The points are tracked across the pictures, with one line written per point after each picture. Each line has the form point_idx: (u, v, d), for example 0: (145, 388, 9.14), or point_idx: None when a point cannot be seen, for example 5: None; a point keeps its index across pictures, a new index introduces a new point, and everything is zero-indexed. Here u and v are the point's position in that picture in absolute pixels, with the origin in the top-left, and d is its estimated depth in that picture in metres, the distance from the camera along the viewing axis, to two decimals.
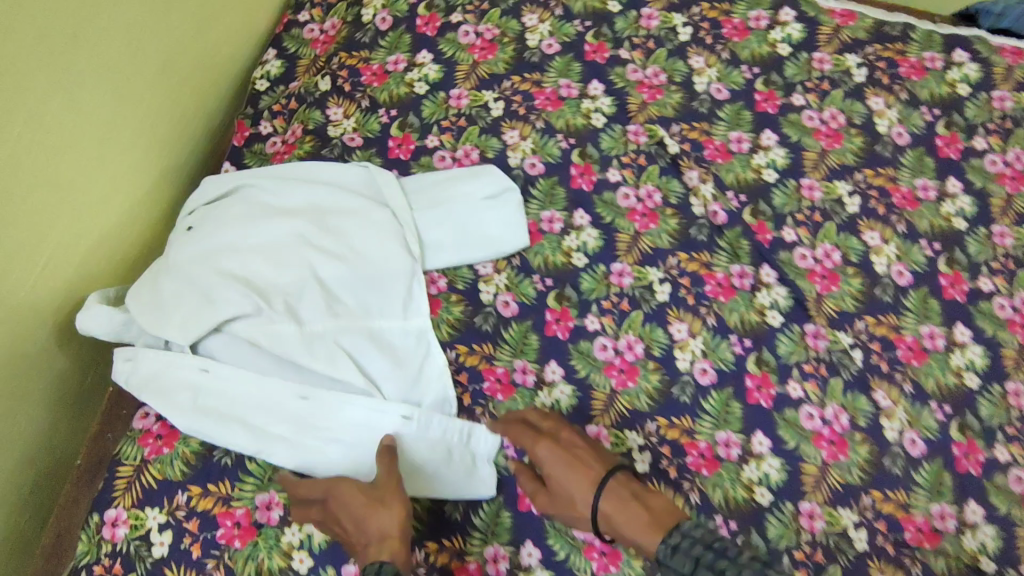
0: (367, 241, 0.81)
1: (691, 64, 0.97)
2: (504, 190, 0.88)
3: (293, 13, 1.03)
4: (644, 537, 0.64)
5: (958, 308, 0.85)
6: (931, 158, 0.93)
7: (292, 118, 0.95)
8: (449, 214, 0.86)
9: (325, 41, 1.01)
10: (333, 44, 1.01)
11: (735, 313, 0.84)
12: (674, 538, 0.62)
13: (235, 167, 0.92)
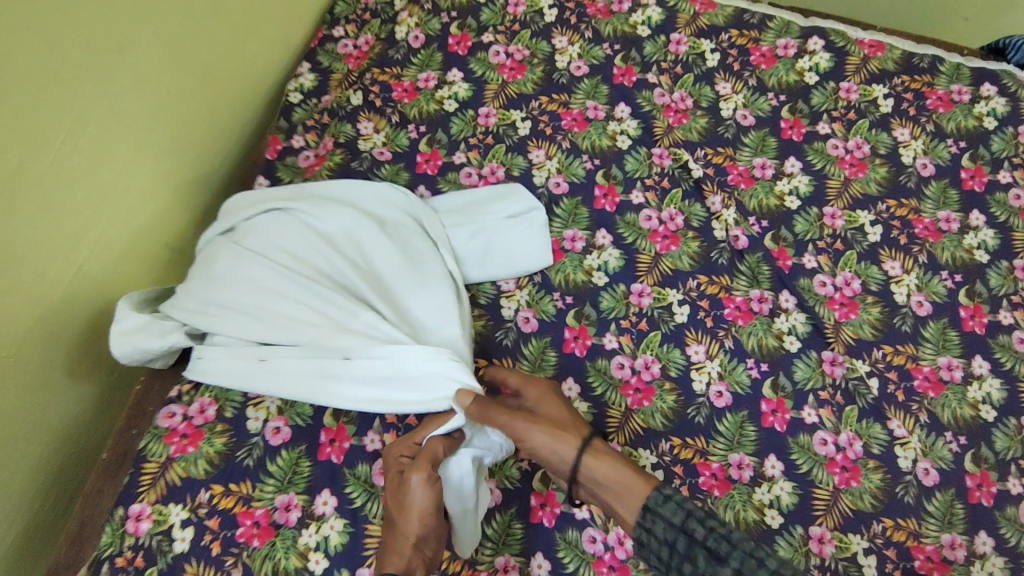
0: (414, 267, 0.83)
1: (717, 90, 0.99)
2: (528, 211, 0.90)
3: (327, 28, 1.06)
4: (630, 474, 0.63)
5: (977, 340, 0.86)
6: (954, 190, 0.93)
7: (324, 132, 0.97)
8: (473, 235, 0.88)
9: (358, 57, 1.04)
10: (366, 61, 1.04)
11: (752, 337, 0.85)
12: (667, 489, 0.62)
13: (269, 181, 0.93)
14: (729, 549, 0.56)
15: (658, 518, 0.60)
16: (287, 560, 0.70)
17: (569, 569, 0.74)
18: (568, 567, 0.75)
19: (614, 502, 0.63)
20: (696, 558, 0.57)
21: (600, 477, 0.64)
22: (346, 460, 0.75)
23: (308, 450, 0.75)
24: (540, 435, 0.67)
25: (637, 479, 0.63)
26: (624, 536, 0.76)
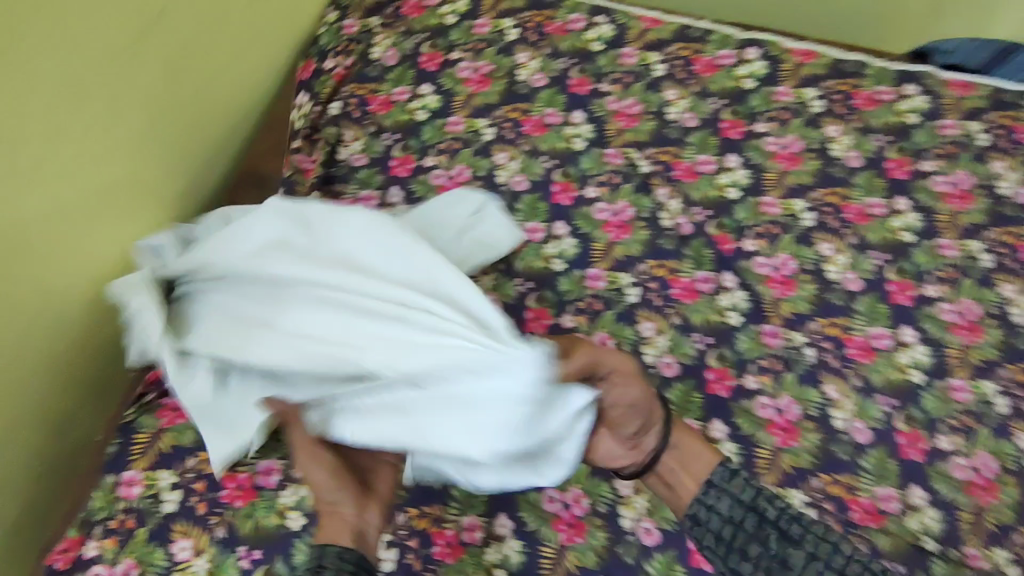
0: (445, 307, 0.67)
1: (664, 97, 1.09)
2: (482, 204, 0.95)
3: (317, 61, 1.12)
4: (702, 453, 0.74)
5: (905, 312, 0.93)
6: (881, 179, 1.02)
7: (315, 149, 1.06)
8: (467, 236, 0.92)
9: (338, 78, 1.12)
10: (348, 83, 1.13)
11: (698, 314, 0.93)
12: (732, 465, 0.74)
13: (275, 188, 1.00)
14: (801, 533, 0.70)
15: (727, 500, 0.72)
16: (267, 518, 0.76)
17: (531, 528, 0.82)
18: (529, 527, 0.82)
19: (677, 476, 0.74)
20: (764, 538, 0.70)
21: (674, 456, 0.74)
22: None
23: None
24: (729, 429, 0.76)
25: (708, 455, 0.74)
26: (580, 496, 0.83)
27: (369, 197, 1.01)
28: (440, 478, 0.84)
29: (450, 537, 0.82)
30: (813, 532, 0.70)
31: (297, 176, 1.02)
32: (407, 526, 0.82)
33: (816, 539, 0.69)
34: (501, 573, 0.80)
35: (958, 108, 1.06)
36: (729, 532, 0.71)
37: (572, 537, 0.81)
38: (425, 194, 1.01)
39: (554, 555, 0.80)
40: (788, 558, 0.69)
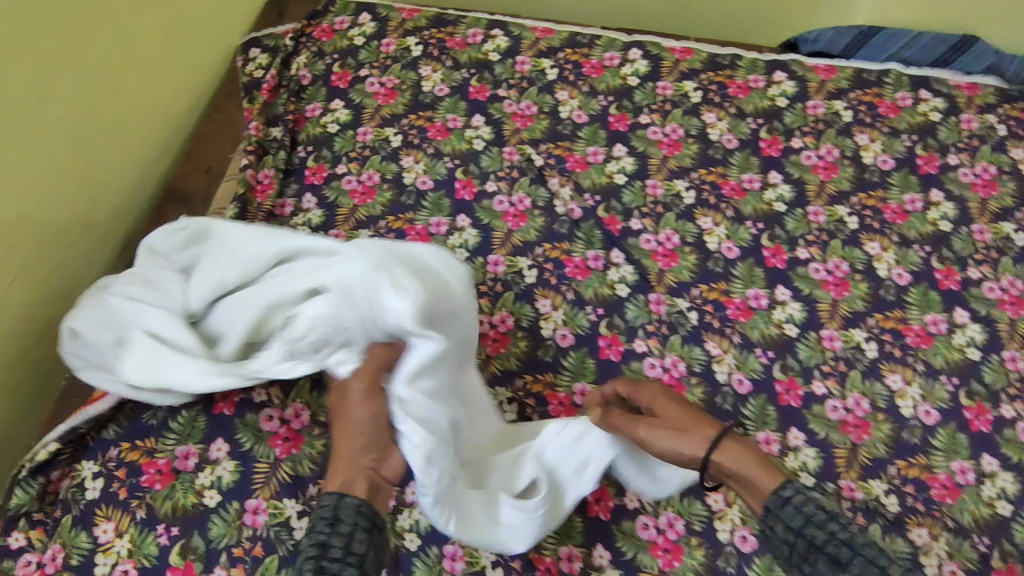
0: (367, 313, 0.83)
1: (556, 97, 1.18)
2: None
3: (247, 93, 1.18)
4: (761, 475, 0.75)
5: (779, 274, 1.02)
6: (755, 158, 1.12)
7: (267, 159, 1.11)
8: None
9: (268, 91, 1.17)
10: (280, 96, 1.17)
11: (590, 289, 1.01)
12: (784, 490, 0.73)
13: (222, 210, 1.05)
14: (851, 556, 0.67)
15: (778, 523, 0.72)
16: (185, 498, 0.82)
17: None
18: None
19: (746, 491, 0.77)
20: (815, 560, 0.69)
21: (740, 476, 0.77)
22: (236, 412, 0.87)
23: (204, 408, 0.87)
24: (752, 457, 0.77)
25: (764, 479, 0.75)
26: None
27: (284, 205, 1.08)
28: None
29: None
30: (864, 553, 0.67)
31: (248, 192, 1.06)
32: None
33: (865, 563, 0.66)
34: (412, 537, 0.85)
35: (822, 90, 1.17)
36: (784, 550, 0.71)
37: None
38: (337, 198, 1.08)
39: None
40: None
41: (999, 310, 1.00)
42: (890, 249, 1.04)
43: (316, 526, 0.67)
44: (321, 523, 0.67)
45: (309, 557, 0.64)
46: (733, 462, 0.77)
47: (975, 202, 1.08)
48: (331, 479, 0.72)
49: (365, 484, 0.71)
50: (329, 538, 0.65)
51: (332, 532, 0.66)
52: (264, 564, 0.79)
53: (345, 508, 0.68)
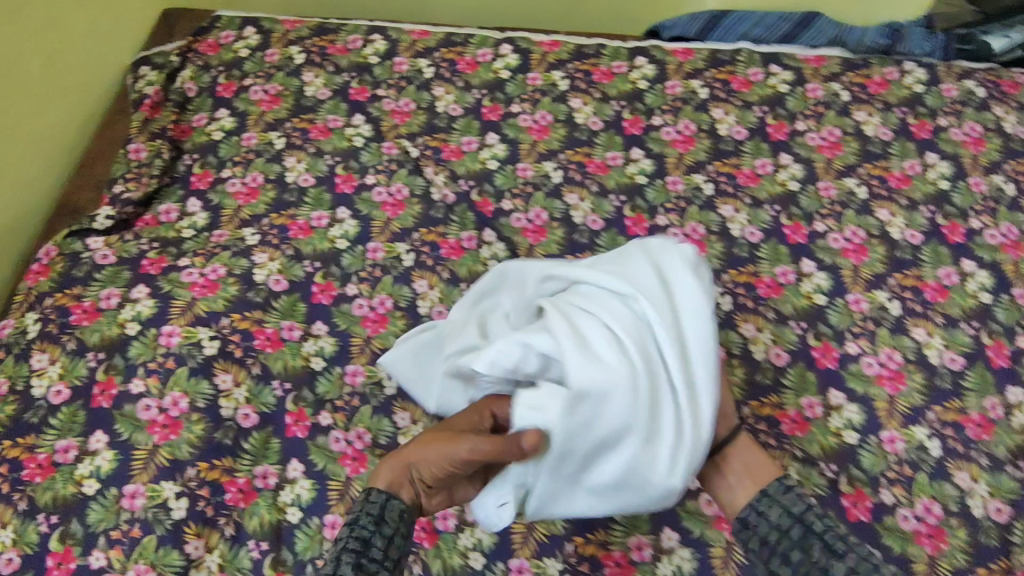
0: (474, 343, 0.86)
1: (433, 94, 1.25)
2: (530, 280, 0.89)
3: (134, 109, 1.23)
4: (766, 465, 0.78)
5: (641, 240, 1.09)
6: (619, 137, 1.19)
7: (145, 167, 1.15)
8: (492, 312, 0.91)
9: (150, 107, 1.23)
10: (163, 110, 1.23)
11: (464, 267, 1.07)
12: (789, 480, 0.75)
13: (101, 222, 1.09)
14: (846, 549, 0.66)
15: (775, 506, 0.73)
16: (65, 488, 0.86)
17: (319, 467, 0.92)
18: (318, 466, 0.92)
19: (741, 476, 0.78)
20: (809, 548, 0.67)
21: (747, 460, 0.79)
22: (114, 403, 0.91)
23: (84, 403, 0.91)
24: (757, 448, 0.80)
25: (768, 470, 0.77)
26: (363, 434, 0.95)
27: (169, 211, 1.12)
28: (230, 434, 0.91)
29: (242, 484, 0.89)
30: (857, 550, 0.66)
31: (129, 205, 1.11)
32: (198, 478, 0.88)
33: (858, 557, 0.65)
34: (293, 510, 0.89)
35: (680, 71, 1.25)
36: (770, 535, 0.71)
37: (356, 468, 0.92)
38: (221, 201, 1.13)
39: (341, 487, 0.91)
40: (829, 567, 0.65)
41: (843, 258, 1.08)
42: (743, 211, 1.12)
43: (361, 521, 0.69)
44: (366, 519, 0.69)
45: (351, 549, 0.66)
46: (743, 457, 0.79)
47: (821, 162, 1.17)
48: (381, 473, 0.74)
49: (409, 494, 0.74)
50: (373, 536, 0.68)
51: (376, 531, 0.68)
52: (142, 544, 0.83)
53: (392, 509, 0.71)
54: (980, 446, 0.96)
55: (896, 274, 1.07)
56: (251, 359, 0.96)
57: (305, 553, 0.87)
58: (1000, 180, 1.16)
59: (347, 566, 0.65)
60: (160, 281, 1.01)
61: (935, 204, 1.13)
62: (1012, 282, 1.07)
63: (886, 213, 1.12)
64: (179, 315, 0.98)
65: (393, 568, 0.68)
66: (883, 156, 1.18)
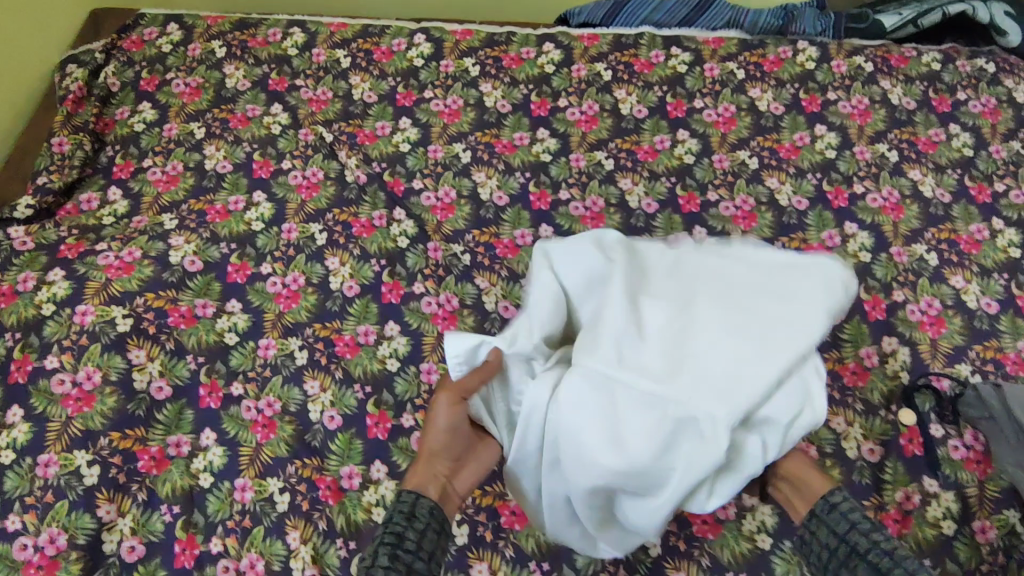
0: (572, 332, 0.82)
1: (350, 82, 1.30)
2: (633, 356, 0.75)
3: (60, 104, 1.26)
4: (815, 479, 0.80)
5: (543, 214, 1.15)
6: (526, 118, 1.25)
7: (67, 158, 1.19)
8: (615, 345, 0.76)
9: (74, 101, 1.25)
10: (86, 104, 1.26)
11: (375, 244, 1.12)
12: (834, 498, 0.77)
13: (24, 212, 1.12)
14: (892, 565, 0.68)
15: (824, 526, 0.75)
16: None
17: (231, 435, 0.96)
18: (229, 434, 0.96)
19: (798, 494, 0.81)
20: (856, 568, 0.70)
21: (797, 478, 0.81)
22: (29, 379, 0.96)
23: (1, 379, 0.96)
24: (796, 466, 0.82)
25: (820, 483, 0.79)
26: (273, 402, 0.99)
27: (90, 200, 1.16)
28: (142, 405, 0.96)
29: (155, 452, 0.94)
30: (904, 565, 0.68)
31: (53, 195, 1.15)
32: (110, 447, 0.93)
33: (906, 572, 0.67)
34: (205, 476, 0.93)
35: (585, 55, 1.32)
36: (824, 554, 0.74)
37: (266, 434, 0.96)
38: (141, 189, 1.17)
39: (251, 452, 0.95)
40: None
41: (733, 225, 1.15)
42: (640, 183, 1.18)
43: (394, 518, 0.73)
44: (399, 517, 0.73)
45: (387, 543, 0.70)
46: (794, 474, 0.81)
47: (716, 136, 1.24)
48: (412, 476, 0.79)
49: (437, 490, 0.78)
50: (406, 530, 0.72)
51: (409, 526, 0.72)
52: (55, 508, 0.88)
53: (422, 506, 0.75)
54: (856, 393, 1.02)
55: (783, 238, 1.14)
56: (165, 335, 1.01)
57: (216, 515, 0.91)
58: (884, 148, 1.23)
59: (382, 559, 0.68)
60: (77, 264, 1.06)
61: (822, 172, 1.20)
62: (890, 242, 1.14)
63: (775, 181, 1.19)
64: (94, 295, 1.03)
65: (428, 558, 0.71)
66: (775, 129, 1.25)
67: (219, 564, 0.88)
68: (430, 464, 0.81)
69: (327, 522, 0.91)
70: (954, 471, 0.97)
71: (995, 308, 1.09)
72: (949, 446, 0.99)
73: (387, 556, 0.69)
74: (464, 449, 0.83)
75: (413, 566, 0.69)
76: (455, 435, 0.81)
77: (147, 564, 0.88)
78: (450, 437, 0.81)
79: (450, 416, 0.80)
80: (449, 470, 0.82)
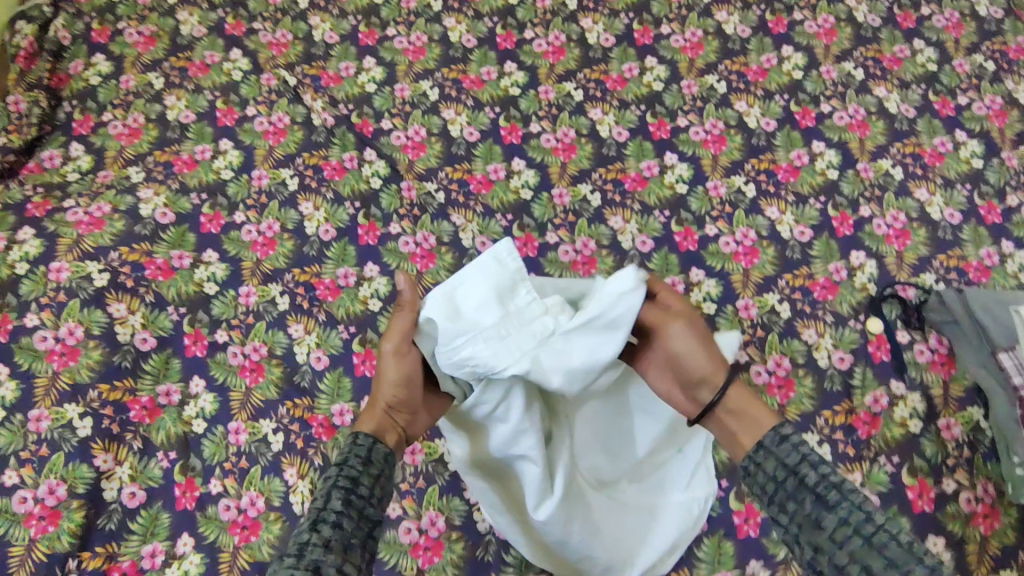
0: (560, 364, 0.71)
1: (309, 23, 1.26)
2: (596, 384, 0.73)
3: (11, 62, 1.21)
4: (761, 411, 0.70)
5: (515, 148, 1.15)
6: (492, 52, 1.24)
7: (24, 117, 1.15)
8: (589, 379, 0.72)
9: (25, 58, 1.21)
10: (38, 61, 1.21)
11: (347, 186, 1.12)
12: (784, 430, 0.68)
13: None
14: (838, 498, 0.61)
15: (771, 457, 0.67)
16: None
17: (219, 381, 0.98)
18: (218, 381, 0.98)
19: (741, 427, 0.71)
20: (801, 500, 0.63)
21: (733, 410, 0.72)
22: (10, 337, 0.96)
23: None
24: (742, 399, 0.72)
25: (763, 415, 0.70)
26: (259, 346, 1.00)
27: (52, 156, 1.13)
28: (129, 357, 0.97)
29: (145, 402, 0.95)
30: (851, 499, 0.61)
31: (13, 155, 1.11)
32: (100, 400, 0.94)
33: (851, 506, 0.60)
34: (198, 422, 0.95)
35: None
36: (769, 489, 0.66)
37: (255, 378, 0.98)
38: (103, 143, 1.14)
39: (242, 396, 0.97)
40: (822, 520, 0.61)
41: (703, 149, 1.16)
42: (610, 113, 1.18)
43: (349, 461, 0.67)
44: (355, 461, 0.67)
45: (341, 487, 0.64)
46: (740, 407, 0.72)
47: (684, 62, 1.23)
48: (364, 424, 0.73)
49: (394, 437, 0.73)
50: (361, 475, 0.66)
51: (364, 471, 0.66)
52: (51, 461, 0.90)
53: (379, 452, 0.69)
54: (826, 306, 1.04)
55: (752, 160, 1.15)
56: (144, 288, 1.02)
57: (213, 459, 0.93)
58: (850, 67, 1.23)
59: (337, 501, 0.62)
60: (45, 222, 1.05)
61: (790, 92, 1.21)
62: (857, 158, 1.15)
63: (744, 104, 1.20)
64: (66, 252, 1.02)
65: (380, 503, 0.66)
66: (742, 52, 1.24)
67: (220, 503, 0.91)
68: (385, 413, 0.74)
69: (322, 457, 0.93)
70: (919, 374, 1.00)
71: (959, 219, 1.11)
72: (915, 351, 1.01)
73: (341, 500, 0.62)
74: (421, 400, 0.78)
75: (365, 512, 0.64)
76: (409, 384, 0.76)
77: (149, 508, 0.90)
78: (405, 387, 0.76)
79: (399, 363, 0.76)
80: (407, 420, 0.76)
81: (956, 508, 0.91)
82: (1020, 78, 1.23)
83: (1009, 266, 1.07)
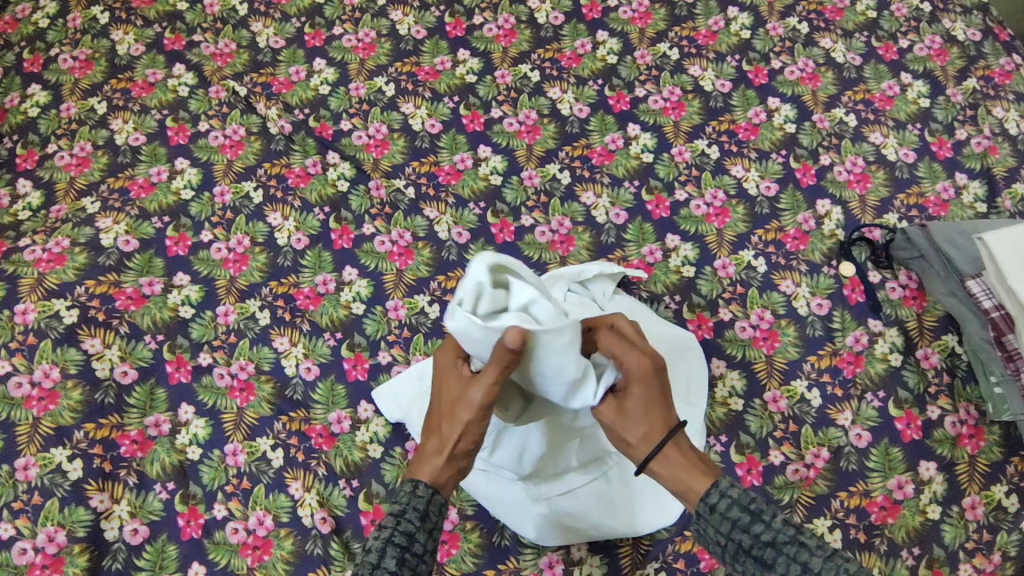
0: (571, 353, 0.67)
1: (252, 30, 1.23)
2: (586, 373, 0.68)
3: None
4: (692, 478, 0.67)
5: (479, 135, 1.15)
6: (444, 41, 1.23)
7: None
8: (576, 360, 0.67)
9: None
10: None
11: (314, 192, 1.10)
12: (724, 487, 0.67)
13: None
14: (774, 555, 0.61)
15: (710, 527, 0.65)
16: None
17: (209, 405, 0.95)
18: (208, 404, 0.95)
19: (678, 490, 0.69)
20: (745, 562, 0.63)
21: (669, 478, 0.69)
22: None
23: None
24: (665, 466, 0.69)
25: (696, 482, 0.67)
26: (246, 364, 0.98)
27: None
28: (111, 392, 0.94)
29: (135, 435, 0.93)
30: (786, 551, 0.61)
31: None
32: (88, 439, 0.91)
33: (787, 561, 0.60)
34: (193, 449, 0.93)
35: None
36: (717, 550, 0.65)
37: (245, 398, 0.96)
38: (52, 176, 1.10)
39: (234, 417, 0.95)
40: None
41: (663, 117, 1.17)
42: (569, 90, 1.19)
43: (406, 514, 0.66)
44: (412, 515, 0.66)
45: (397, 544, 0.64)
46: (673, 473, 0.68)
47: (634, 33, 1.24)
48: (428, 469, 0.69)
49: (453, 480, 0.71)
50: (417, 530, 0.65)
51: (422, 525, 0.66)
52: (45, 508, 0.87)
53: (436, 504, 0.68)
54: (800, 256, 1.07)
55: (712, 122, 1.17)
56: (116, 320, 0.99)
57: (213, 483, 0.91)
58: (795, 21, 1.26)
59: (392, 562, 0.62)
60: (3, 265, 1.01)
61: (740, 52, 1.23)
62: (811, 110, 1.18)
63: (698, 68, 1.21)
64: (30, 292, 1.00)
65: (431, 558, 0.66)
66: (689, 17, 1.26)
67: (227, 527, 0.89)
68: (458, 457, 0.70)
69: (326, 467, 0.92)
70: (894, 309, 1.03)
71: (914, 158, 1.14)
72: (887, 289, 1.05)
73: (397, 560, 0.62)
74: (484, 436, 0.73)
75: (419, 568, 0.64)
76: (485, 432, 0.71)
77: (154, 542, 0.88)
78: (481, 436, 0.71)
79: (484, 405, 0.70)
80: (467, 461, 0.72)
81: (942, 432, 0.95)
82: (955, 16, 1.27)
83: (965, 197, 1.11)
